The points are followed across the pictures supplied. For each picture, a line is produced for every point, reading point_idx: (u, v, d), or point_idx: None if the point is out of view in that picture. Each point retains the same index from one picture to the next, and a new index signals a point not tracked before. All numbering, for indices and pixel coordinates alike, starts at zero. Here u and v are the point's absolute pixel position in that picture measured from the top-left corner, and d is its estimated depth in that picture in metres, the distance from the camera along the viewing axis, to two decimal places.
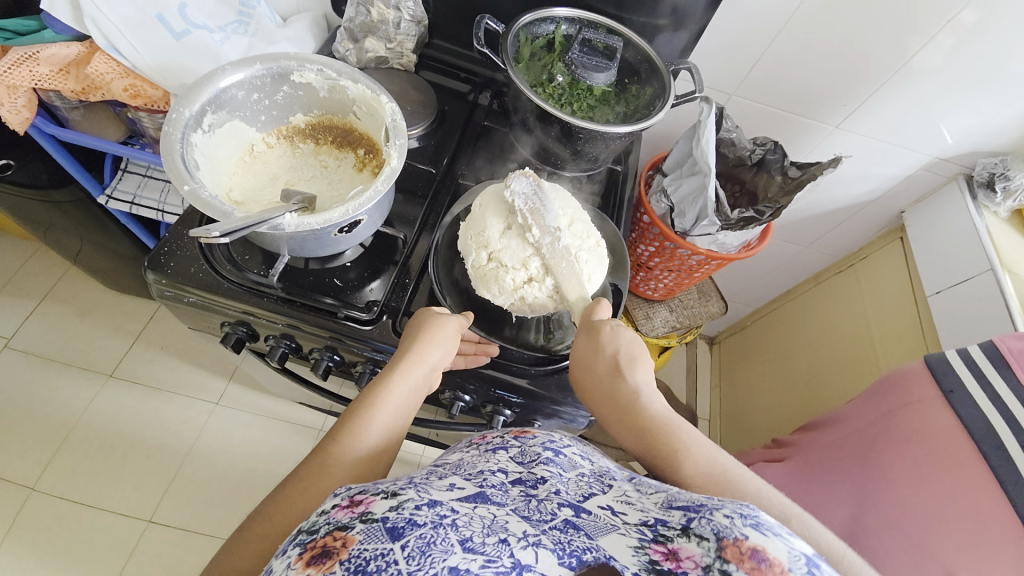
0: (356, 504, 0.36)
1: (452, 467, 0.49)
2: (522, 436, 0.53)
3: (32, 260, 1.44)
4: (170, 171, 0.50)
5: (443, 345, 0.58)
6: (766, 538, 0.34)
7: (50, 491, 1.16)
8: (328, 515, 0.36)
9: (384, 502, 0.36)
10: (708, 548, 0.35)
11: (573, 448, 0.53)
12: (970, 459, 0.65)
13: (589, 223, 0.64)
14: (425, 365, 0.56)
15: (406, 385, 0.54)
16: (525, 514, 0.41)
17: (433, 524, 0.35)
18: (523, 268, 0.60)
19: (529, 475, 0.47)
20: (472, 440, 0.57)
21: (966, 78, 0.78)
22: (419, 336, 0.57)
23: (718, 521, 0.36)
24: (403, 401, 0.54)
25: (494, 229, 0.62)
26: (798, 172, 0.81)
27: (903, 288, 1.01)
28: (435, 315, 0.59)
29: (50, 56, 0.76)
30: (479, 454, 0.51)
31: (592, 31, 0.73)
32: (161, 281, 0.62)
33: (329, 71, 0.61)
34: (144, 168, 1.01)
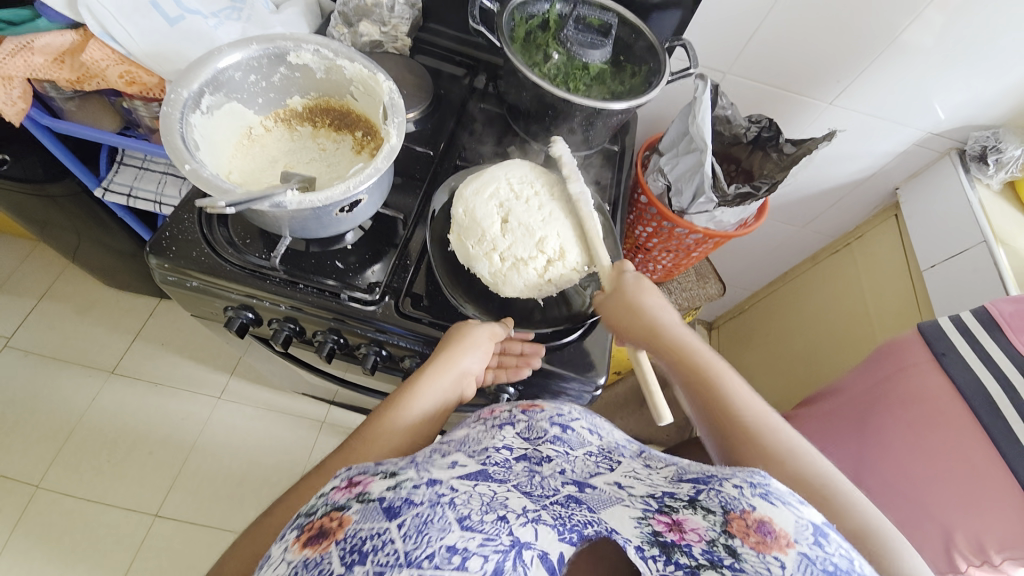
0: (354, 485, 0.38)
1: (456, 444, 0.48)
2: (529, 410, 0.52)
3: (28, 259, 1.43)
4: (171, 151, 0.50)
5: (476, 351, 0.58)
6: (773, 509, 0.36)
7: (55, 488, 1.16)
8: (327, 497, 0.37)
9: (382, 483, 0.38)
10: (714, 522, 0.37)
11: (583, 421, 0.52)
12: (964, 421, 0.67)
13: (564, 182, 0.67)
14: (454, 373, 0.57)
15: (434, 391, 0.56)
16: (528, 490, 0.42)
17: (430, 503, 0.36)
18: (535, 255, 0.62)
19: (535, 452, 0.47)
20: (481, 414, 0.56)
21: (958, 52, 0.79)
22: (452, 343, 0.58)
23: (726, 493, 0.38)
24: (429, 407, 0.55)
25: (490, 231, 0.62)
26: (793, 149, 0.82)
27: (899, 264, 1.02)
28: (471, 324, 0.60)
29: (45, 46, 0.75)
30: (485, 429, 0.50)
31: (587, 9, 0.74)
32: (163, 265, 0.63)
33: (325, 52, 0.61)
34: (139, 159, 1.00)
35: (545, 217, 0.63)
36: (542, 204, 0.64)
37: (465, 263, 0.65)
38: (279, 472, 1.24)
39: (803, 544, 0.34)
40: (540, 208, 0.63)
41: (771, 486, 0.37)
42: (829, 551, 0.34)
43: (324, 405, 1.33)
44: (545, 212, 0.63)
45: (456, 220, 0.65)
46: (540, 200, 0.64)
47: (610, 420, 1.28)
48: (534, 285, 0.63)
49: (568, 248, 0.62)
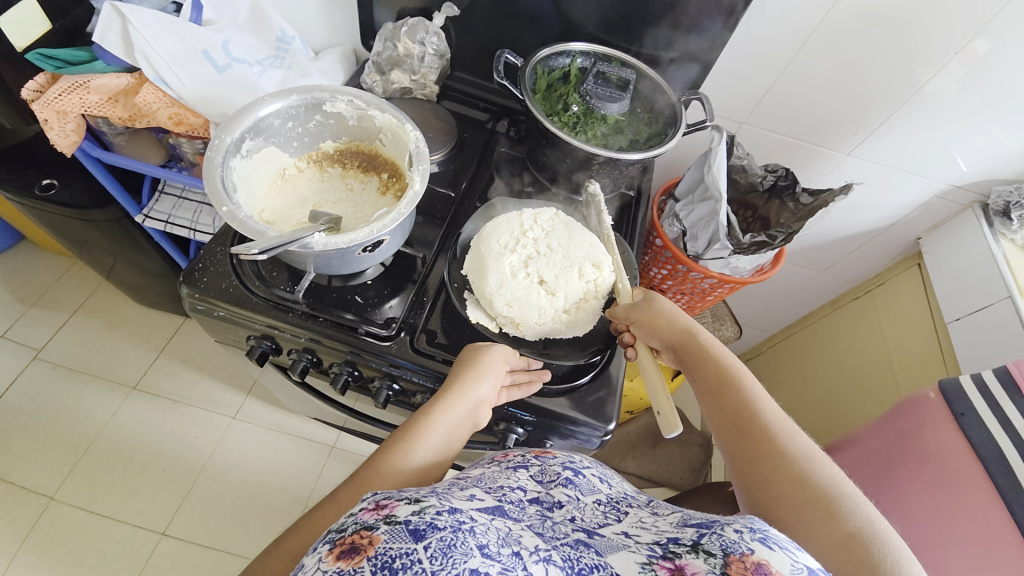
0: (381, 507, 0.37)
1: (472, 480, 0.50)
2: (542, 455, 0.55)
3: (67, 275, 1.51)
4: (210, 193, 0.54)
5: (475, 399, 0.57)
6: (770, 553, 0.35)
7: (68, 502, 1.18)
8: (355, 517, 0.37)
9: (407, 507, 0.37)
10: (714, 565, 0.36)
11: (592, 470, 0.54)
12: (979, 483, 0.64)
13: (533, 213, 0.70)
14: (470, 399, 0.56)
15: (450, 417, 0.55)
16: (539, 532, 0.41)
17: (453, 528, 0.35)
18: (583, 292, 0.65)
19: (546, 496, 0.48)
20: (493, 457, 0.58)
21: (976, 108, 0.79)
22: (450, 383, 0.57)
23: (727, 536, 0.38)
24: (444, 433, 0.55)
25: (542, 303, 0.64)
26: (809, 199, 0.83)
27: (921, 315, 1.00)
28: (482, 349, 0.60)
29: (100, 86, 0.82)
30: (501, 470, 0.52)
31: (605, 65, 0.77)
32: (193, 294, 0.66)
33: (358, 102, 0.66)
34: (179, 189, 1.06)
35: (558, 251, 0.66)
36: (551, 246, 0.67)
37: (535, 335, 0.65)
38: (285, 497, 1.25)
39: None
40: (545, 251, 0.67)
41: (769, 531, 0.37)
42: None
43: (335, 430, 1.34)
44: (550, 250, 0.66)
45: (503, 316, 0.64)
46: (533, 247, 0.67)
47: (621, 460, 1.26)
48: (599, 306, 0.66)
49: (597, 259, 0.66)
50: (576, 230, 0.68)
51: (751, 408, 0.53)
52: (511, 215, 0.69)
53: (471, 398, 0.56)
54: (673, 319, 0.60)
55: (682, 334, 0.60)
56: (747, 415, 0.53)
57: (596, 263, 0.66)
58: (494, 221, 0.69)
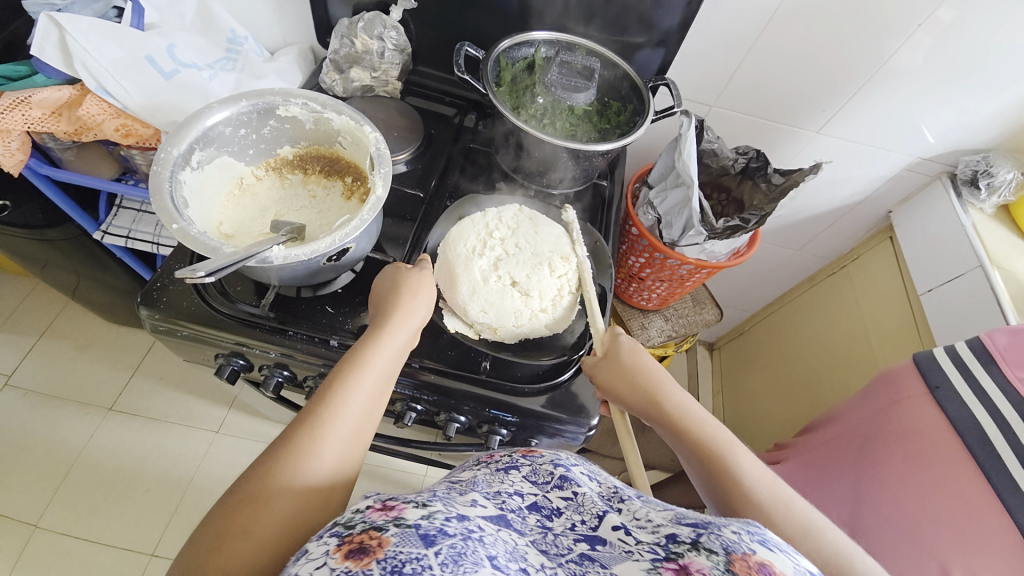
0: (390, 508, 0.35)
1: (468, 484, 0.48)
2: (530, 454, 0.54)
3: (30, 296, 1.45)
4: (158, 210, 0.51)
5: (415, 323, 0.57)
6: (772, 554, 0.35)
7: (51, 529, 1.15)
8: (362, 514, 0.35)
9: (416, 510, 0.35)
10: (718, 562, 0.35)
11: (582, 466, 0.54)
12: (954, 455, 0.66)
13: (494, 212, 0.69)
14: (409, 327, 0.56)
15: (392, 348, 0.54)
16: (544, 548, 0.41)
17: (463, 536, 0.35)
18: (558, 288, 0.65)
19: (546, 500, 0.47)
20: (480, 458, 0.57)
21: (942, 78, 0.79)
22: (387, 316, 0.56)
23: (727, 536, 0.37)
24: (387, 366, 0.53)
25: (517, 304, 0.63)
26: (781, 179, 0.82)
27: (896, 288, 1.01)
28: (410, 275, 0.60)
29: (42, 100, 0.77)
30: (492, 473, 0.51)
31: (569, 54, 0.76)
32: (155, 316, 0.63)
33: (313, 105, 0.63)
34: (139, 203, 1.02)
35: (526, 249, 0.66)
36: (519, 244, 0.67)
37: (514, 338, 0.64)
38: None
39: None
40: (513, 250, 0.66)
41: (769, 536, 0.37)
42: None
43: None
44: (517, 248, 0.66)
45: (480, 323, 0.63)
46: (500, 247, 0.66)
47: (611, 448, 1.26)
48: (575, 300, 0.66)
49: (565, 253, 0.66)
50: (539, 223, 0.69)
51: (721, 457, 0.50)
52: (474, 218, 0.68)
53: (411, 325, 0.56)
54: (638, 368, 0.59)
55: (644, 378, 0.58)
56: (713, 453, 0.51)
57: (565, 257, 0.66)
58: (458, 226, 0.67)
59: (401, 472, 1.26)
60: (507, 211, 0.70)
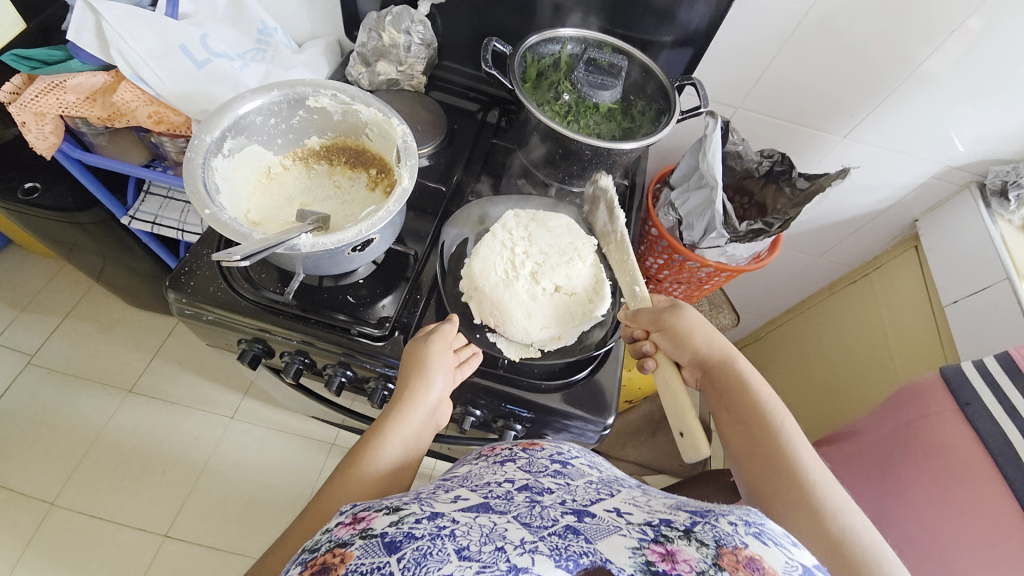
0: (357, 522, 0.37)
1: (458, 480, 0.49)
2: (529, 448, 0.54)
3: (57, 278, 1.49)
4: (191, 195, 0.52)
5: (430, 403, 0.56)
6: (764, 548, 0.35)
7: (70, 505, 1.18)
8: (330, 534, 0.36)
9: (384, 519, 0.36)
10: (706, 554, 0.35)
11: (582, 459, 0.54)
12: (977, 472, 0.65)
13: (500, 232, 0.67)
14: (423, 405, 0.56)
15: (404, 429, 0.54)
16: (527, 522, 0.40)
17: (430, 536, 0.35)
18: (591, 274, 0.66)
19: (536, 482, 0.47)
20: (481, 452, 0.58)
21: (976, 86, 0.78)
22: (401, 392, 0.56)
23: (721, 528, 0.37)
24: (400, 447, 0.54)
25: (572, 307, 0.63)
26: (806, 184, 0.81)
27: (920, 300, 0.99)
28: (424, 345, 0.59)
29: (77, 85, 0.80)
30: (488, 466, 0.52)
31: (597, 51, 0.75)
32: (181, 299, 0.64)
33: (342, 96, 0.64)
34: (165, 189, 1.04)
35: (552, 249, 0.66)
36: (541, 248, 0.66)
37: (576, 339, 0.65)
38: (287, 496, 1.25)
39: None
40: (539, 254, 0.66)
41: (765, 526, 0.37)
42: None
43: (334, 428, 1.34)
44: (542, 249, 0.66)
45: (546, 338, 0.63)
46: (525, 256, 0.66)
47: (621, 449, 1.26)
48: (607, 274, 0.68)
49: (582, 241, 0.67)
50: (548, 218, 0.69)
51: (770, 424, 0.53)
52: (492, 235, 0.67)
53: (424, 404, 0.56)
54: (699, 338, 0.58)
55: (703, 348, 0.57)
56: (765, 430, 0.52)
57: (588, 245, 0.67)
58: (481, 250, 0.66)
59: None
60: (508, 227, 0.68)
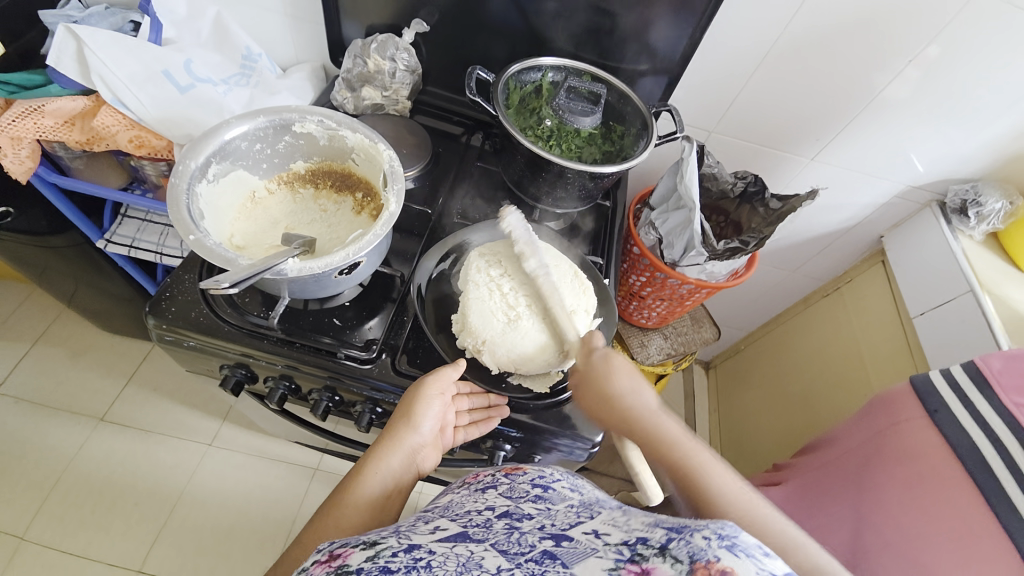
0: (333, 559, 0.37)
1: (440, 509, 0.50)
2: (511, 474, 0.55)
3: (26, 303, 1.43)
4: (175, 220, 0.52)
5: (409, 446, 0.57)
6: (738, 560, 0.33)
7: (35, 541, 1.12)
8: (305, 572, 0.36)
9: (361, 554, 0.36)
10: (680, 571, 0.34)
11: (563, 482, 0.54)
12: (944, 476, 0.68)
13: (477, 278, 0.66)
14: (405, 448, 0.57)
15: (385, 470, 0.55)
16: (505, 548, 0.40)
17: (406, 569, 0.35)
18: (574, 292, 0.66)
19: (516, 509, 0.47)
20: (466, 479, 0.58)
21: (932, 111, 0.83)
22: (384, 434, 0.57)
23: (694, 543, 0.35)
24: (380, 489, 0.55)
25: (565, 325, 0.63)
26: (778, 204, 0.85)
27: (889, 313, 1.03)
28: (413, 387, 0.59)
29: (56, 109, 0.78)
30: (469, 493, 0.52)
31: (576, 79, 0.78)
32: (161, 326, 0.63)
33: (328, 122, 0.65)
34: (143, 212, 1.02)
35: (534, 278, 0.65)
36: (522, 279, 0.66)
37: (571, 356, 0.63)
38: (267, 524, 1.21)
39: None
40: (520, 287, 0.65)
41: (739, 538, 0.34)
42: None
43: (317, 452, 1.30)
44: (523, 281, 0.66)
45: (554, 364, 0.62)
46: (508, 291, 0.65)
47: (609, 466, 1.26)
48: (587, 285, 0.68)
49: (555, 265, 0.68)
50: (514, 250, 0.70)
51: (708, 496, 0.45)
52: (471, 287, 0.65)
53: (405, 447, 0.57)
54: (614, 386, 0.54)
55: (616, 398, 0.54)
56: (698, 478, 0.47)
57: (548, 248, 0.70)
58: (470, 304, 0.64)
59: None
60: (485, 271, 0.67)
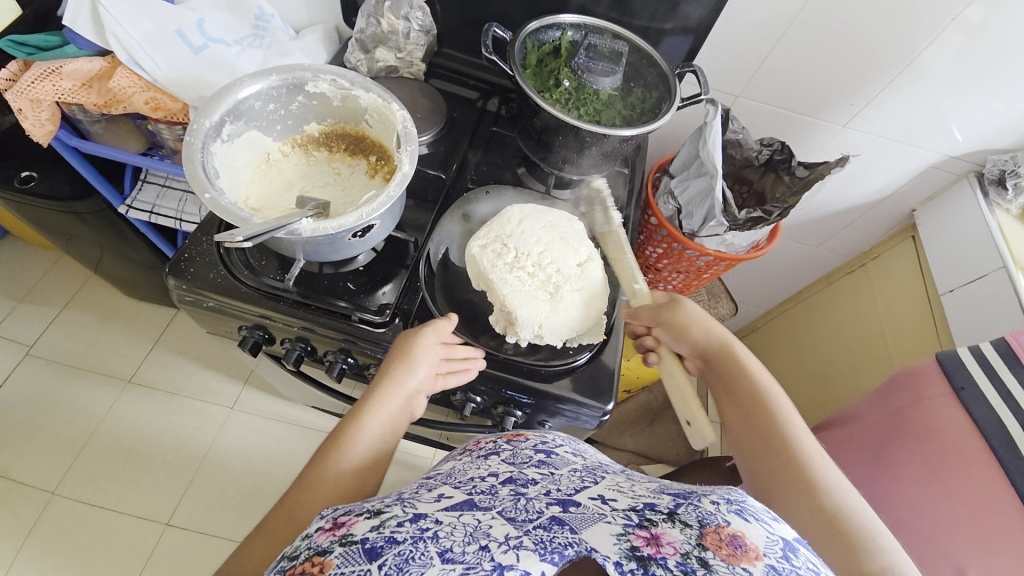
0: (338, 527, 0.37)
1: (443, 477, 0.50)
2: (513, 440, 0.55)
3: (54, 269, 1.48)
4: (192, 179, 0.52)
5: (409, 390, 0.57)
6: (746, 524, 0.35)
7: (70, 495, 1.18)
8: (310, 540, 0.37)
9: (366, 523, 0.37)
10: (690, 535, 0.35)
11: (567, 448, 0.55)
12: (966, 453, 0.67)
13: (500, 269, 0.64)
14: (403, 392, 0.56)
15: (384, 413, 0.55)
16: (512, 515, 0.40)
17: (413, 540, 0.35)
18: (581, 242, 0.67)
19: (519, 474, 0.48)
20: (465, 446, 0.59)
21: (975, 75, 0.78)
22: (381, 378, 0.56)
23: (704, 508, 0.37)
24: (379, 432, 0.54)
25: (594, 276, 0.65)
26: (805, 172, 0.82)
27: (916, 289, 1.00)
28: (411, 334, 0.59)
29: (73, 71, 0.79)
30: (471, 460, 0.53)
31: (597, 37, 0.75)
32: (181, 286, 0.64)
33: (342, 81, 0.63)
34: (162, 178, 1.03)
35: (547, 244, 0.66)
36: (536, 249, 0.65)
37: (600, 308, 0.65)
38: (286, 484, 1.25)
39: (772, 557, 0.32)
40: (537, 254, 0.65)
41: (747, 503, 0.37)
42: (798, 565, 0.32)
43: (333, 418, 1.34)
44: (538, 247, 0.65)
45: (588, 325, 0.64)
46: (529, 267, 0.64)
47: (619, 438, 1.27)
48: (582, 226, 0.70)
49: (559, 227, 0.68)
50: (514, 223, 0.68)
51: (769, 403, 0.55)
52: (502, 283, 0.63)
53: (404, 390, 0.56)
54: (708, 329, 0.61)
55: (711, 338, 0.60)
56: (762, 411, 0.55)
57: (534, 206, 0.70)
58: (509, 298, 0.62)
59: (410, 455, 1.27)
60: (499, 258, 0.65)
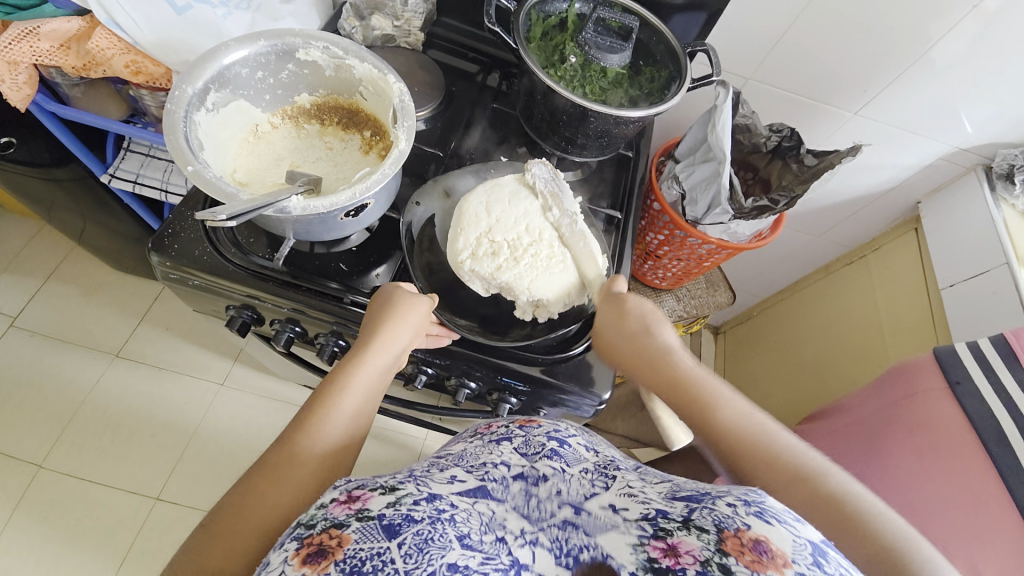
0: (353, 501, 0.36)
1: (454, 459, 0.49)
2: (526, 425, 0.53)
3: (36, 239, 1.43)
4: (173, 150, 0.49)
5: (400, 345, 0.55)
6: (768, 528, 0.33)
7: (57, 469, 1.17)
8: (325, 510, 0.35)
9: (381, 499, 0.36)
10: (708, 541, 0.34)
11: (578, 438, 0.52)
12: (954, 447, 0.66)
13: (489, 257, 0.60)
14: (394, 347, 0.54)
15: (376, 368, 0.53)
16: (526, 513, 0.43)
17: (430, 520, 0.35)
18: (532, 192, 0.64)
19: (531, 470, 0.46)
20: (476, 430, 0.58)
21: (993, 65, 0.75)
22: (372, 333, 0.54)
23: (720, 511, 0.36)
24: (371, 386, 0.52)
25: (564, 211, 0.63)
26: (814, 160, 0.79)
27: (916, 282, 0.99)
28: (403, 293, 0.58)
29: (51, 31, 0.74)
30: (483, 445, 0.51)
31: (607, 10, 0.71)
32: (165, 263, 0.62)
33: (335, 49, 0.60)
34: (146, 146, 0.99)
35: (509, 212, 0.62)
36: (505, 222, 0.62)
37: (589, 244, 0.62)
38: None
39: (801, 564, 0.31)
40: (506, 224, 0.61)
41: (766, 504, 0.35)
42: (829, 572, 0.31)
43: None
44: (501, 217, 0.62)
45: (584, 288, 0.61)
46: (507, 238, 0.61)
47: (611, 423, 1.27)
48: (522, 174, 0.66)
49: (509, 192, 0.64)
50: (470, 208, 0.62)
51: (706, 403, 0.49)
52: (504, 275, 0.60)
53: (395, 345, 0.54)
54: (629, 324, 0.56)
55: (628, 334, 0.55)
56: (703, 412, 0.49)
57: (485, 186, 0.64)
58: (519, 280, 0.60)
59: (402, 434, 1.27)
60: (475, 248, 0.61)
